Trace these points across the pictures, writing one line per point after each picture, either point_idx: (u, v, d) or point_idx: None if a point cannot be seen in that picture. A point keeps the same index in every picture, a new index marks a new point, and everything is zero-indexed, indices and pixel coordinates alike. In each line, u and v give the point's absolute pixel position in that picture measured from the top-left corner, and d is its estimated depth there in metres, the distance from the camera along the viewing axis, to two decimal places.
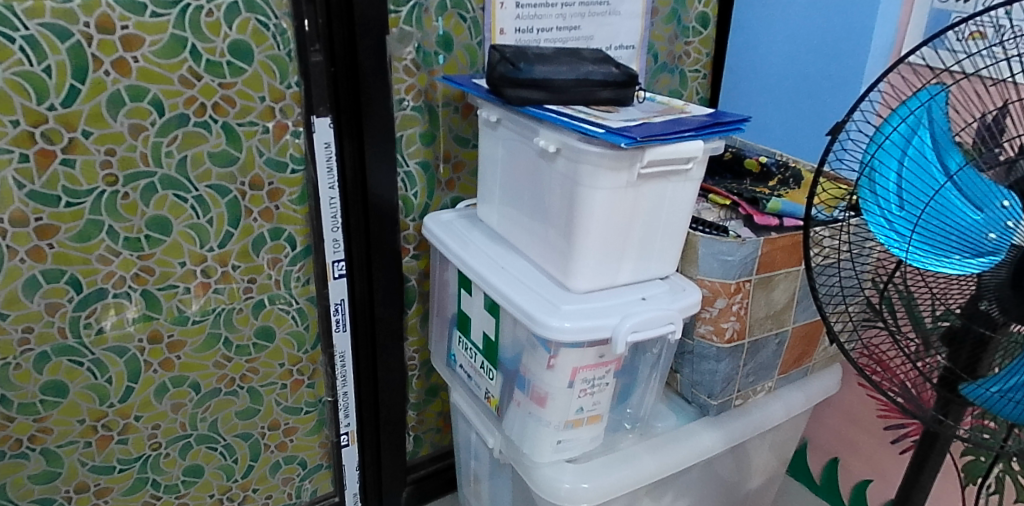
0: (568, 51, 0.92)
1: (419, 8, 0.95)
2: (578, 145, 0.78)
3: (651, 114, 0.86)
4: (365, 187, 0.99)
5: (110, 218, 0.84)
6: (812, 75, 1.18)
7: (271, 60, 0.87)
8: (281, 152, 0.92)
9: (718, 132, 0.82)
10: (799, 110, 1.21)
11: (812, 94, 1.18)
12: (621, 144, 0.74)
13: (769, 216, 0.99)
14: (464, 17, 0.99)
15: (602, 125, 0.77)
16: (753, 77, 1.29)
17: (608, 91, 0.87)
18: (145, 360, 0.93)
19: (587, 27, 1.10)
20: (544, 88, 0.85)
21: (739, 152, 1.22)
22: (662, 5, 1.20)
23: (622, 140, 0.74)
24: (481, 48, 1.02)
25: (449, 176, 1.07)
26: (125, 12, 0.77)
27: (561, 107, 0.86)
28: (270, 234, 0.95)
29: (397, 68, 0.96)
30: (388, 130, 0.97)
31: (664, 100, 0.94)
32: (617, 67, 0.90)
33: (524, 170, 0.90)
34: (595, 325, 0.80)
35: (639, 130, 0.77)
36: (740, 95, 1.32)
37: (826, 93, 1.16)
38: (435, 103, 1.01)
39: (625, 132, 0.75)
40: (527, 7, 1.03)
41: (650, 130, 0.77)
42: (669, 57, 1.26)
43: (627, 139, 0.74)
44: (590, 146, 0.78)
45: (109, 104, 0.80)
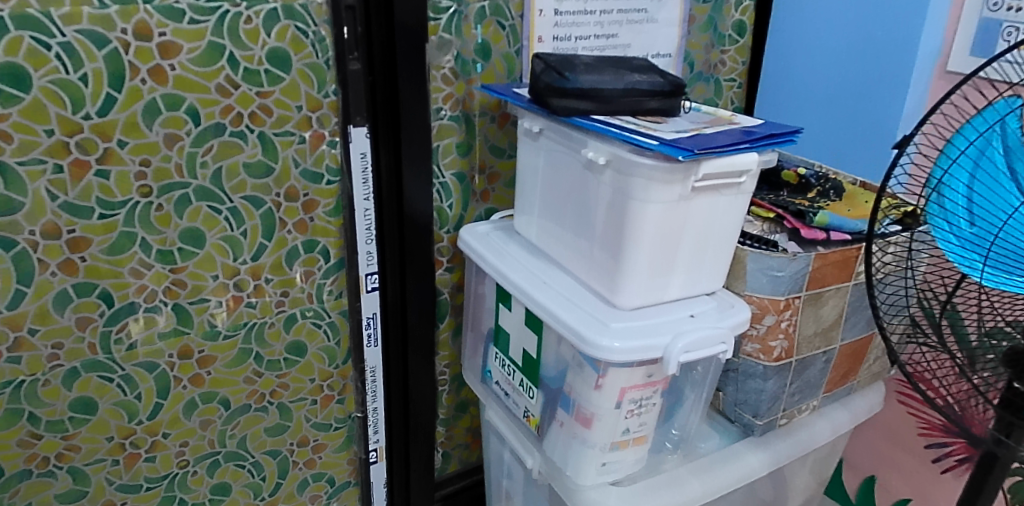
0: (614, 59, 0.90)
1: (458, 16, 0.93)
2: (630, 157, 0.75)
3: (702, 125, 0.84)
4: (402, 198, 0.96)
5: (143, 230, 0.82)
6: (854, 85, 1.15)
7: (309, 69, 0.84)
8: (317, 163, 0.90)
9: (774, 143, 0.79)
10: (838, 121, 1.18)
11: (854, 104, 1.15)
12: (677, 157, 0.71)
13: (816, 230, 0.96)
14: (503, 25, 0.97)
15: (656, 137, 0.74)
16: (790, 87, 1.26)
17: (656, 101, 0.85)
18: (175, 375, 0.90)
19: (624, 35, 1.08)
20: (591, 98, 0.82)
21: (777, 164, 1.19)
22: (699, 12, 1.18)
23: (679, 153, 0.71)
24: (519, 56, 1.00)
25: (484, 187, 1.04)
26: (164, 18, 0.75)
27: (609, 117, 0.83)
28: (304, 246, 0.93)
29: (435, 77, 0.94)
30: (426, 141, 0.94)
31: (710, 110, 0.91)
32: (664, 76, 0.88)
33: (568, 182, 0.87)
34: (646, 344, 0.77)
35: (696, 142, 0.74)
36: (777, 106, 1.29)
37: (868, 103, 1.13)
38: (473, 112, 0.99)
39: (681, 144, 0.72)
40: (566, 14, 1.01)
41: (706, 141, 0.74)
42: (705, 66, 1.23)
43: (684, 152, 0.71)
44: (644, 159, 0.75)
45: (145, 113, 0.77)
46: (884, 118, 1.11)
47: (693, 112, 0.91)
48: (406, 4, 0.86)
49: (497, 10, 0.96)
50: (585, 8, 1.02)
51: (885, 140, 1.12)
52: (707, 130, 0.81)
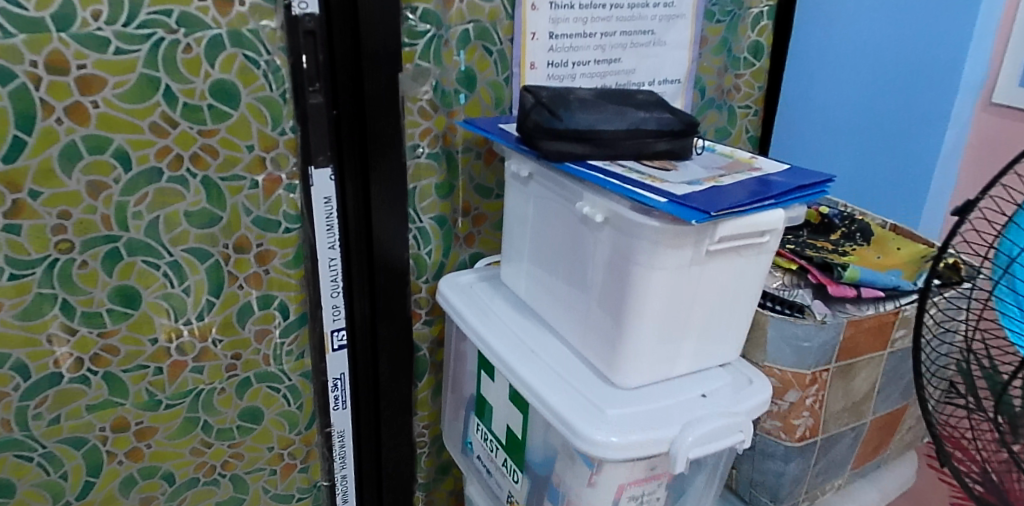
0: (615, 92, 0.78)
1: (438, 40, 0.81)
2: (633, 218, 0.63)
3: (718, 172, 0.72)
4: (374, 246, 0.84)
5: (64, 291, 0.70)
6: (880, 117, 1.03)
7: (262, 103, 0.73)
8: (273, 209, 0.78)
9: (804, 197, 0.67)
10: (867, 157, 1.06)
11: (885, 140, 1.03)
12: (691, 222, 0.59)
13: (845, 287, 0.84)
14: (490, 51, 0.86)
15: (664, 194, 0.62)
16: (812, 116, 1.14)
17: (666, 142, 0.73)
18: (108, 450, 0.79)
19: (628, 60, 0.98)
20: (590, 141, 0.70)
21: None
22: (711, 33, 1.06)
23: (693, 217, 0.59)
24: (508, 85, 0.89)
25: (468, 230, 0.93)
26: (82, 48, 0.63)
27: (609, 162, 0.71)
28: (258, 302, 0.81)
29: (411, 110, 0.82)
30: (399, 184, 0.83)
31: (725, 150, 0.80)
32: (673, 112, 0.75)
33: (560, 235, 0.75)
34: (649, 437, 0.65)
35: (713, 199, 0.62)
36: (796, 135, 1.17)
37: (900, 138, 1.01)
38: (454, 148, 0.87)
39: (695, 204, 0.60)
40: (563, 37, 0.90)
41: (725, 199, 0.62)
42: (718, 91, 1.11)
43: (699, 216, 0.59)
44: (650, 219, 0.63)
45: (62, 158, 0.66)
46: (919, 158, 0.99)
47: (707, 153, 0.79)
48: (376, 29, 0.75)
49: (483, 34, 0.84)
50: (584, 31, 0.92)
51: (920, 182, 1.00)
52: (724, 180, 0.69)
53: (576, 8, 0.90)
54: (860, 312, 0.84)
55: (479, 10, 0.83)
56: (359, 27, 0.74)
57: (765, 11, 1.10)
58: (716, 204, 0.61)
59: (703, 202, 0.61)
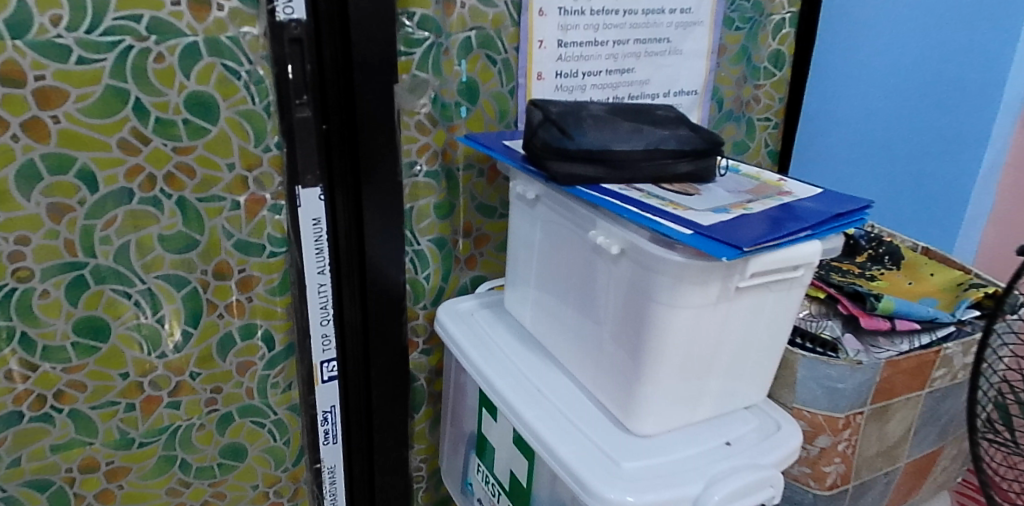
0: (630, 107, 0.71)
1: (438, 48, 0.75)
2: (654, 251, 0.57)
3: (745, 197, 0.65)
4: (367, 271, 0.78)
5: (23, 323, 0.63)
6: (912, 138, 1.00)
7: (242, 117, 0.67)
8: (256, 232, 0.71)
9: (840, 226, 0.61)
10: (904, 180, 1.02)
11: (923, 155, 1.00)
12: (722, 259, 0.53)
13: (878, 319, 0.78)
14: (494, 60, 0.79)
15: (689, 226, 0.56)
16: (836, 130, 1.07)
17: (687, 163, 0.67)
18: (75, 493, 0.72)
19: (642, 70, 0.92)
20: (603, 163, 0.64)
21: None
22: (729, 42, 1.00)
23: (724, 254, 0.53)
24: (513, 97, 0.82)
25: (469, 252, 0.86)
26: (40, 57, 0.57)
27: (624, 186, 0.65)
28: (240, 332, 0.74)
29: (408, 124, 0.75)
30: (395, 204, 0.76)
31: (750, 171, 0.74)
32: (694, 129, 0.69)
33: (569, 264, 0.69)
34: (670, 496, 0.58)
35: (745, 232, 0.56)
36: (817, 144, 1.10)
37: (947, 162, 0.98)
38: (455, 165, 0.80)
39: (725, 239, 0.54)
40: (572, 45, 0.84)
41: (757, 231, 0.56)
42: (736, 103, 1.04)
43: (732, 253, 0.53)
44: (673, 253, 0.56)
45: (19, 178, 0.59)
46: (957, 177, 0.97)
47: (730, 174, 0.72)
48: (365, 34, 0.68)
49: (486, 42, 0.78)
50: (595, 39, 0.85)
51: (952, 202, 0.98)
52: (753, 206, 0.62)
53: (587, 14, 0.83)
54: (895, 347, 0.77)
55: (482, 16, 0.76)
56: (350, 34, 0.67)
57: (786, 19, 1.03)
58: (748, 238, 0.54)
59: (734, 235, 0.55)
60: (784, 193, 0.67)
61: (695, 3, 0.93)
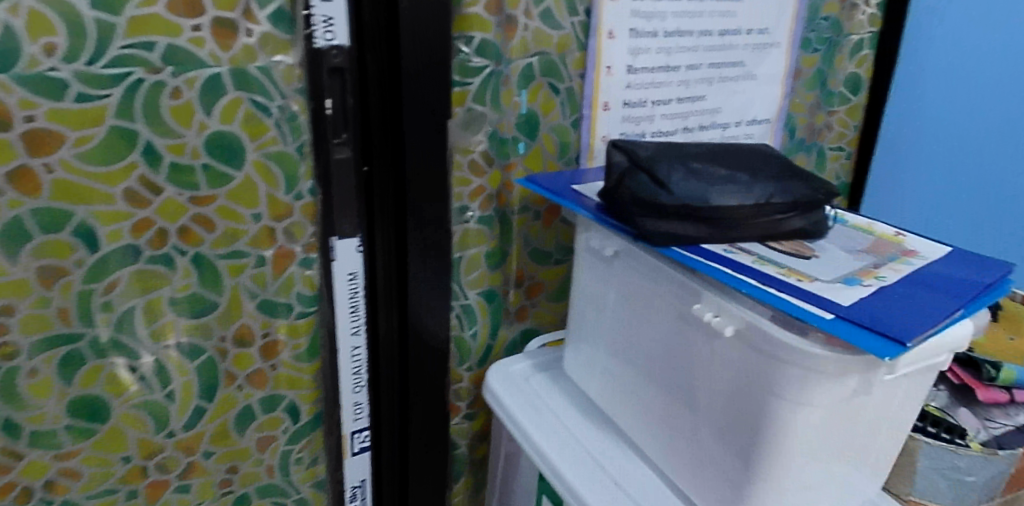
0: (720, 149, 0.62)
1: (497, 77, 0.64)
2: (784, 342, 0.46)
3: (869, 260, 0.56)
4: (411, 331, 0.67)
5: (7, 407, 0.53)
6: (943, 141, 0.95)
7: (273, 160, 0.56)
8: (284, 290, 0.61)
9: (992, 297, 0.51)
10: (942, 186, 0.97)
11: (952, 149, 0.95)
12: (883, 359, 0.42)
13: (996, 390, 0.67)
14: (557, 89, 0.69)
15: (831, 310, 0.46)
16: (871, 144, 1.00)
17: (799, 219, 0.57)
18: None
19: (714, 97, 0.81)
20: (705, 219, 0.54)
21: None
22: (805, 65, 0.90)
23: (885, 353, 0.42)
24: (576, 130, 0.72)
25: (520, 303, 0.76)
26: (30, 94, 0.46)
27: (729, 247, 0.55)
28: (262, 405, 0.64)
29: (460, 164, 0.65)
30: (443, 255, 0.66)
31: (859, 223, 0.64)
32: (801, 174, 0.59)
33: (654, 337, 0.58)
34: None
35: (901, 319, 0.45)
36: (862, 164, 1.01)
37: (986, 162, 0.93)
38: (510, 208, 0.70)
39: (882, 331, 0.43)
40: (642, 71, 0.73)
41: (912, 318, 0.45)
42: (808, 131, 0.94)
43: (896, 352, 0.42)
44: (810, 345, 0.46)
45: (3, 237, 0.49)
46: (988, 172, 0.93)
47: (837, 226, 0.63)
48: (417, 58, 0.58)
49: (549, 68, 0.68)
50: (667, 63, 0.75)
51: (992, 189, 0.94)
52: (886, 273, 0.53)
53: (660, 35, 0.73)
54: (1014, 422, 0.65)
55: (545, 40, 0.66)
56: (390, 54, 0.58)
57: (865, 39, 0.93)
58: (911, 328, 0.44)
59: (891, 326, 0.44)
60: (910, 253, 0.58)
61: (773, 23, 0.83)
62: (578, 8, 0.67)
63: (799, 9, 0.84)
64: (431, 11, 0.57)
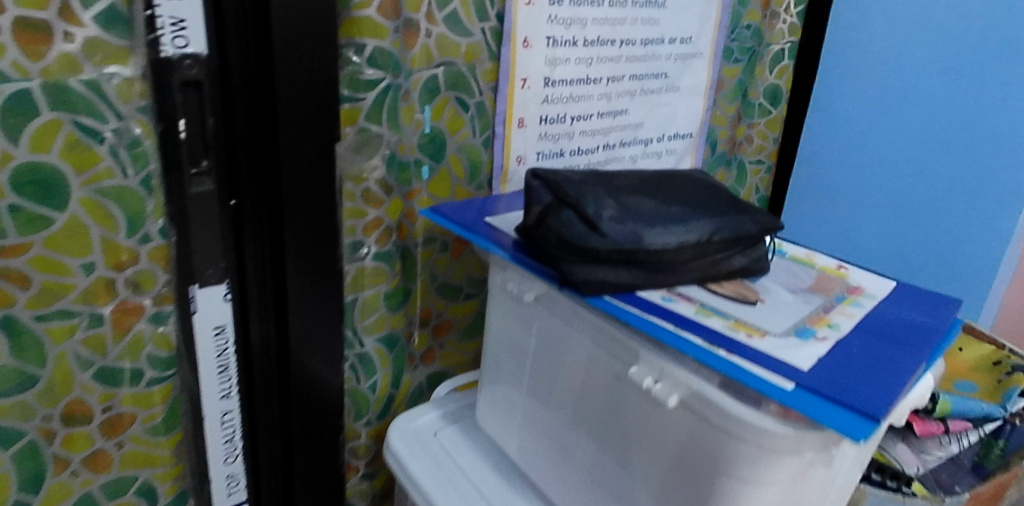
0: (652, 177, 0.55)
1: (395, 92, 0.55)
2: (741, 416, 0.39)
3: (818, 302, 0.50)
4: (298, 383, 0.57)
5: None
6: (907, 157, 0.87)
7: (108, 197, 0.45)
8: (131, 353, 0.49)
9: (947, 347, 0.47)
10: (900, 208, 0.89)
11: (911, 167, 0.87)
12: (856, 440, 0.36)
13: (932, 421, 0.67)
14: (466, 104, 0.60)
15: (789, 377, 0.39)
16: (824, 158, 0.94)
17: (741, 256, 0.51)
18: None
19: (637, 111, 0.75)
20: (642, 266, 0.46)
21: None
22: (728, 76, 0.85)
23: (859, 434, 0.36)
24: (488, 150, 0.63)
25: (426, 344, 0.67)
26: None
27: (668, 295, 0.48)
28: (107, 491, 0.52)
29: (352, 193, 0.55)
30: (335, 295, 0.56)
31: (796, 254, 0.59)
32: (739, 205, 0.53)
33: (580, 398, 0.51)
34: None
35: (869, 387, 0.39)
36: (812, 179, 0.96)
37: (959, 184, 0.84)
38: (412, 241, 0.61)
39: (852, 406, 0.37)
40: (561, 84, 0.66)
41: (879, 384, 0.40)
42: (730, 145, 0.90)
43: (871, 431, 0.36)
44: (766, 419, 0.39)
45: None
46: (961, 194, 0.84)
47: (775, 258, 0.58)
48: (296, 64, 0.48)
49: (457, 81, 0.59)
50: (587, 75, 0.68)
51: (956, 221, 0.85)
52: (839, 321, 0.48)
53: (580, 44, 0.65)
54: (947, 452, 0.67)
55: (452, 49, 0.58)
56: (261, 60, 0.47)
57: (786, 49, 0.89)
58: (881, 399, 0.38)
59: (859, 398, 0.38)
60: (856, 291, 0.53)
61: (697, 31, 0.77)
62: (488, 13, 0.59)
63: (721, 18, 0.79)
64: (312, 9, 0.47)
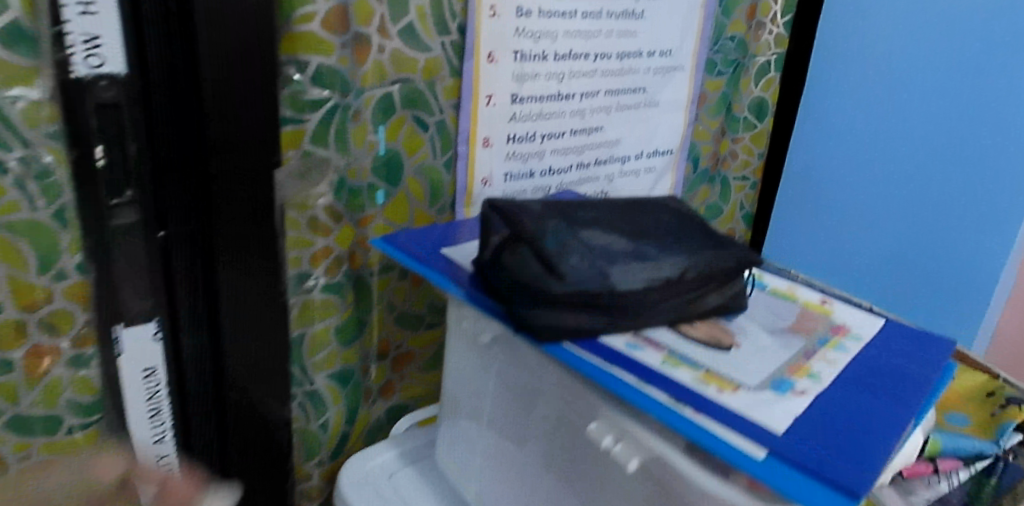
0: (621, 206, 0.51)
1: (344, 111, 0.50)
2: (706, 485, 0.36)
3: (799, 347, 0.46)
4: (245, 415, 0.53)
5: None
6: (916, 167, 0.81)
7: (15, 232, 0.40)
8: (49, 400, 0.45)
9: (935, 399, 0.43)
10: (908, 222, 0.83)
11: (920, 178, 0.81)
12: None
13: (921, 463, 0.64)
14: (425, 124, 0.56)
15: (762, 441, 0.36)
16: (826, 172, 0.88)
17: (716, 294, 0.47)
18: None
19: (613, 128, 0.71)
20: (605, 309, 0.42)
21: None
22: (710, 89, 0.82)
23: None
24: (450, 172, 0.59)
25: (385, 377, 0.63)
26: None
27: (634, 340, 0.44)
28: None
29: (297, 221, 0.51)
30: (278, 321, 0.53)
31: (777, 287, 0.56)
32: (715, 237, 0.49)
33: (537, 452, 0.47)
34: None
35: (851, 453, 0.35)
36: (814, 195, 0.90)
37: (971, 194, 0.78)
38: (367, 271, 0.57)
39: (830, 478, 0.33)
40: (530, 100, 0.62)
41: (861, 448, 0.36)
42: (712, 161, 0.87)
43: None
44: (734, 491, 0.35)
45: None
46: (974, 207, 0.78)
47: (755, 292, 0.54)
48: (227, 81, 0.44)
49: (414, 99, 0.55)
50: (558, 91, 0.64)
51: (972, 236, 0.79)
52: (818, 369, 0.44)
53: (550, 59, 0.61)
54: (936, 493, 0.64)
55: (409, 65, 0.53)
56: (187, 78, 0.43)
57: (772, 61, 0.84)
58: (864, 469, 0.34)
59: (839, 468, 0.34)
60: (840, 332, 0.49)
61: (677, 43, 0.73)
62: (449, 25, 0.55)
63: (703, 29, 0.75)
64: (245, 22, 0.44)
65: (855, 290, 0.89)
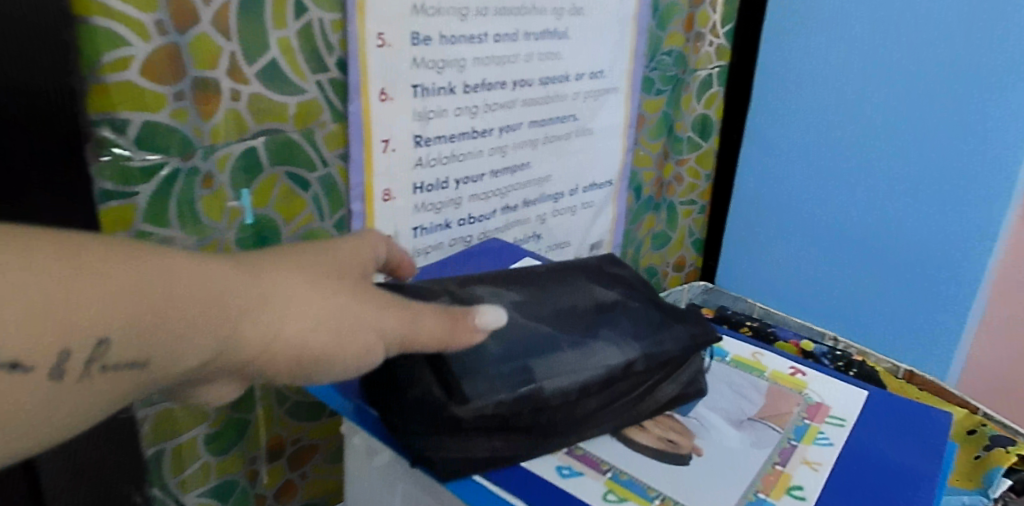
0: (545, 274, 0.42)
1: (189, 177, 0.40)
2: None
3: (773, 444, 0.37)
4: None
5: None
6: (886, 198, 0.73)
7: None
8: None
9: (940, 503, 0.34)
10: (880, 255, 0.75)
11: (890, 209, 0.73)
12: None
13: None
14: (306, 182, 0.46)
15: None
16: (786, 198, 0.81)
17: (669, 382, 0.38)
18: None
19: (542, 162, 0.62)
20: (524, 428, 0.33)
21: (767, 330, 0.77)
22: (650, 110, 0.73)
23: None
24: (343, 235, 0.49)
25: (281, 479, 0.52)
26: None
27: (566, 461, 0.34)
28: None
29: None
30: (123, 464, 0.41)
31: (742, 353, 0.47)
32: (662, 307, 0.40)
33: None
34: None
35: None
36: (774, 222, 0.83)
37: (947, 227, 0.70)
38: None
39: None
40: (438, 142, 0.52)
41: None
42: (658, 187, 0.79)
43: None
44: None
45: None
46: (948, 241, 0.70)
47: (715, 364, 0.45)
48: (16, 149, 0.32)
49: (288, 153, 0.45)
50: (472, 128, 0.54)
51: (948, 272, 0.71)
52: (802, 479, 0.35)
53: (458, 92, 0.52)
54: None
55: (276, 112, 0.43)
56: None
57: (714, 74, 0.78)
58: None
59: None
60: (818, 414, 0.41)
61: (609, 64, 0.64)
62: (326, 62, 0.44)
63: (637, 45, 0.67)
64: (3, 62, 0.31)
65: (826, 323, 0.82)
